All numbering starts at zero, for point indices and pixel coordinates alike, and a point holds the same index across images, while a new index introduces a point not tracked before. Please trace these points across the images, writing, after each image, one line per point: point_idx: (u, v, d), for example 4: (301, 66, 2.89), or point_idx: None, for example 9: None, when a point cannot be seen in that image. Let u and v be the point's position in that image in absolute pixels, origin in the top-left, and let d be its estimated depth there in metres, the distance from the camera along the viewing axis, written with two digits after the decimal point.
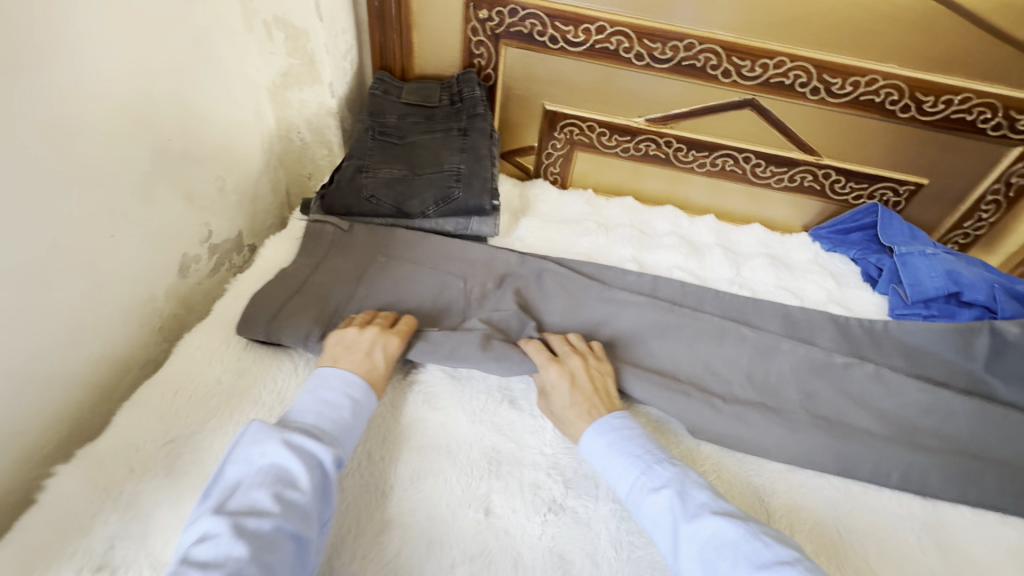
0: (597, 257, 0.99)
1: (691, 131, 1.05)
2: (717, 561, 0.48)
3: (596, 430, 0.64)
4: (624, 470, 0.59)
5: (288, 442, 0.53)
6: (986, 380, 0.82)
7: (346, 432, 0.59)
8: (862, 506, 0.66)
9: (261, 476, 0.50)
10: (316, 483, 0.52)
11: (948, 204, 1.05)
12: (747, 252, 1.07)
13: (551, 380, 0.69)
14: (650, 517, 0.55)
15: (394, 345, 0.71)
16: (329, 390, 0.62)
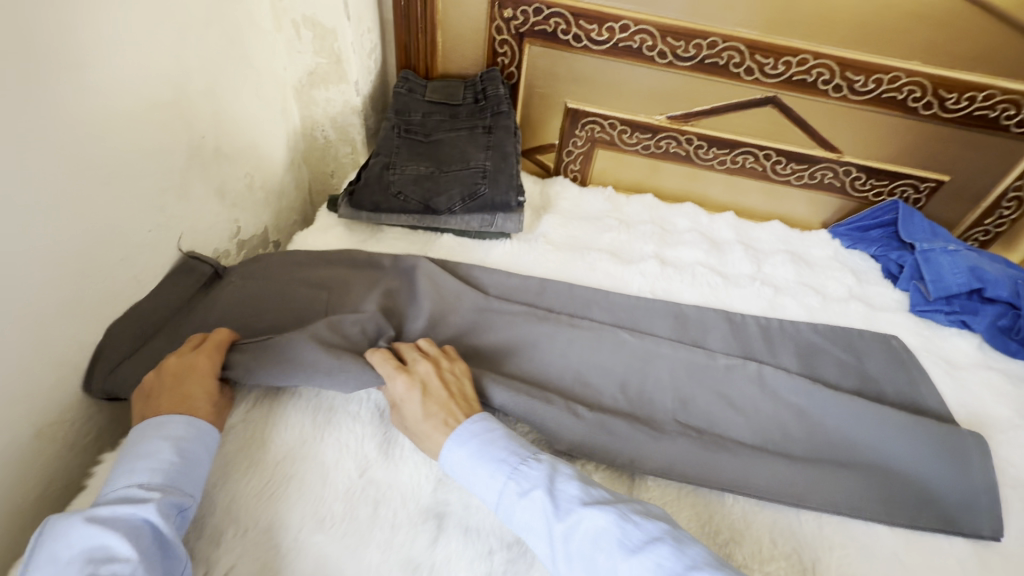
0: (620, 253, 1.01)
1: (713, 129, 1.06)
2: (596, 555, 0.48)
3: (456, 440, 0.60)
4: (490, 478, 0.57)
5: (90, 523, 0.48)
6: (915, 391, 0.82)
7: (182, 476, 0.55)
8: (890, 498, 0.68)
9: (69, 567, 0.45)
10: (143, 544, 0.48)
11: (969, 201, 1.06)
12: (767, 249, 1.08)
13: (403, 396, 0.65)
14: (524, 525, 0.54)
15: (207, 362, 0.65)
16: (143, 441, 0.56)
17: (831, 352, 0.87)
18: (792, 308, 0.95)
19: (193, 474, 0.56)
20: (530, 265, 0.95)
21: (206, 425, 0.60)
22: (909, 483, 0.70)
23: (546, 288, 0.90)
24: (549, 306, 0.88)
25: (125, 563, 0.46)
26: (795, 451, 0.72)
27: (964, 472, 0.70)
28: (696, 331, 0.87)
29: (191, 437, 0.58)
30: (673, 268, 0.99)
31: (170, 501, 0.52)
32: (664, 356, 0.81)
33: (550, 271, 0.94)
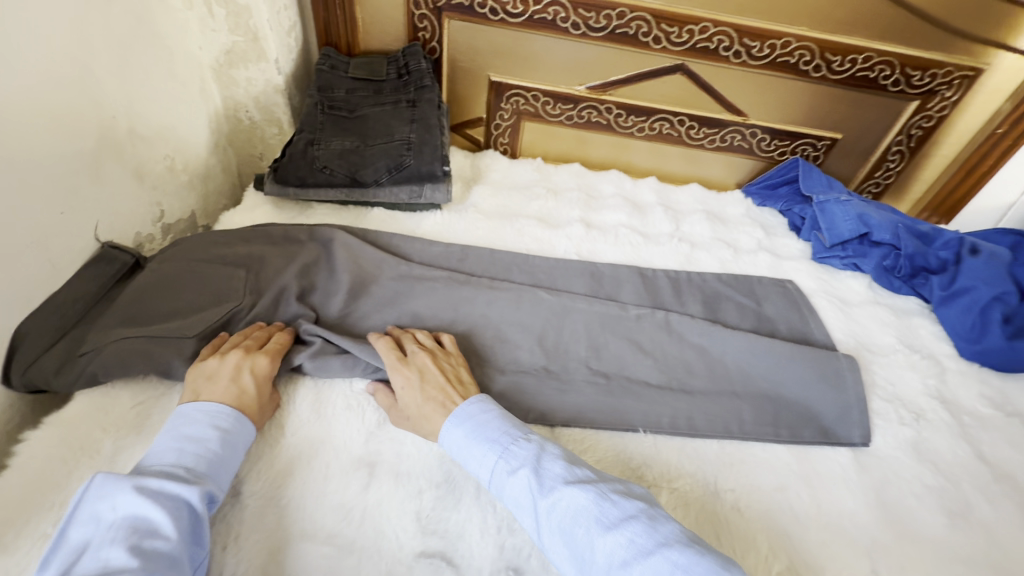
0: (548, 220, 1.06)
1: (629, 97, 1.12)
2: (574, 530, 0.51)
3: (453, 421, 0.63)
4: (481, 458, 0.59)
5: (139, 492, 0.50)
6: (805, 326, 0.92)
7: (220, 464, 0.57)
8: (781, 417, 0.77)
9: (112, 533, 0.47)
10: (181, 525, 0.50)
11: (860, 156, 1.16)
12: (685, 209, 1.15)
13: (400, 388, 0.67)
14: (512, 500, 0.56)
15: (267, 360, 0.68)
16: (190, 425, 0.59)
17: (732, 297, 0.95)
18: (706, 261, 1.03)
19: (228, 466, 0.58)
20: (460, 233, 0.99)
21: (251, 425, 0.62)
22: (799, 403, 0.79)
23: (475, 254, 0.94)
24: (479, 270, 0.92)
25: (166, 541, 0.48)
26: (696, 388, 0.79)
27: (839, 389, 0.80)
28: (615, 284, 0.94)
29: (234, 431, 0.60)
30: (598, 230, 1.05)
31: (209, 488, 0.54)
32: (580, 312, 0.87)
33: (479, 238, 0.98)
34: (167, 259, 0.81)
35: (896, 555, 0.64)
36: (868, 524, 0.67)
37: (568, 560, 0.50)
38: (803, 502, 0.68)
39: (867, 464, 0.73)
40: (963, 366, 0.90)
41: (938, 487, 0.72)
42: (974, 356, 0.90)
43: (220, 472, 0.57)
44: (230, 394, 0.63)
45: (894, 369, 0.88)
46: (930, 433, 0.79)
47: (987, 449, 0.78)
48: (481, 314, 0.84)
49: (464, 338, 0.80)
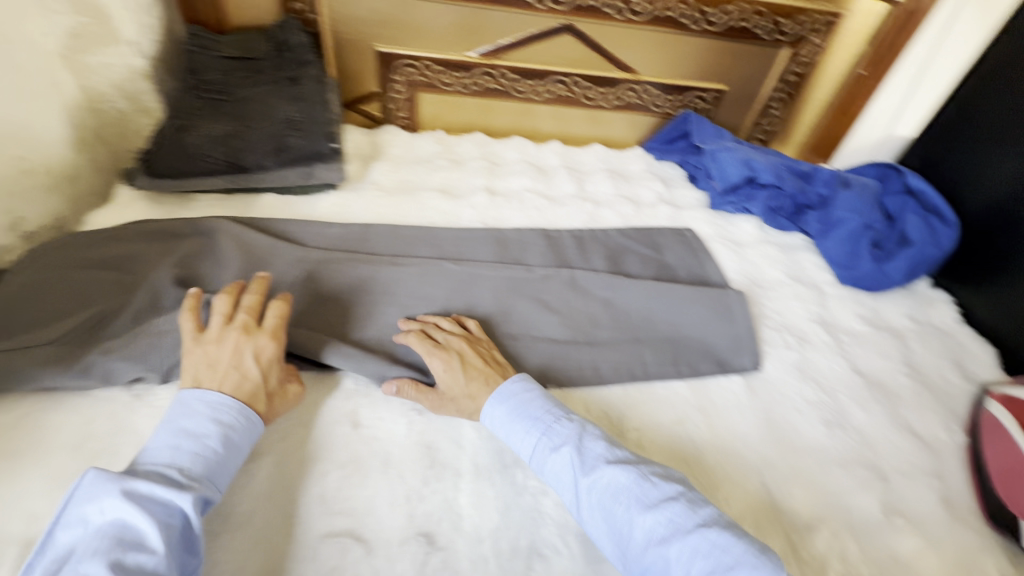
0: (452, 191, 1.04)
1: (522, 62, 1.11)
2: (614, 506, 0.54)
3: (497, 399, 0.65)
4: (524, 434, 0.62)
5: (129, 495, 0.47)
6: (703, 270, 0.96)
7: (217, 467, 0.54)
8: (681, 357, 0.81)
9: (98, 542, 0.44)
10: (171, 537, 0.47)
11: (746, 104, 1.23)
12: (589, 170, 1.17)
13: (440, 372, 0.68)
14: (553, 475, 0.59)
15: (271, 343, 0.64)
16: (190, 419, 0.55)
17: (635, 249, 0.98)
18: (609, 218, 1.05)
19: (224, 469, 0.54)
20: (359, 212, 0.95)
21: (256, 418, 0.59)
22: (698, 341, 0.83)
23: (376, 231, 0.91)
24: (381, 247, 0.89)
25: (154, 554, 0.44)
26: (602, 339, 0.82)
27: (731, 323, 0.85)
28: (521, 248, 0.94)
29: (237, 429, 0.57)
30: (502, 197, 1.05)
31: (202, 494, 0.51)
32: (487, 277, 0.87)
33: (380, 215, 0.96)
34: (21, 267, 0.73)
35: (780, 466, 0.70)
36: (756, 443, 0.72)
37: (606, 534, 0.54)
38: (699, 432, 0.72)
39: (757, 389, 0.79)
40: (841, 291, 0.98)
41: (818, 400, 0.79)
42: (850, 281, 0.98)
43: (216, 475, 0.54)
44: (238, 384, 0.59)
45: (783, 302, 0.94)
46: (813, 354, 0.86)
47: (861, 362, 0.86)
48: (383, 291, 0.82)
49: (367, 318, 0.78)
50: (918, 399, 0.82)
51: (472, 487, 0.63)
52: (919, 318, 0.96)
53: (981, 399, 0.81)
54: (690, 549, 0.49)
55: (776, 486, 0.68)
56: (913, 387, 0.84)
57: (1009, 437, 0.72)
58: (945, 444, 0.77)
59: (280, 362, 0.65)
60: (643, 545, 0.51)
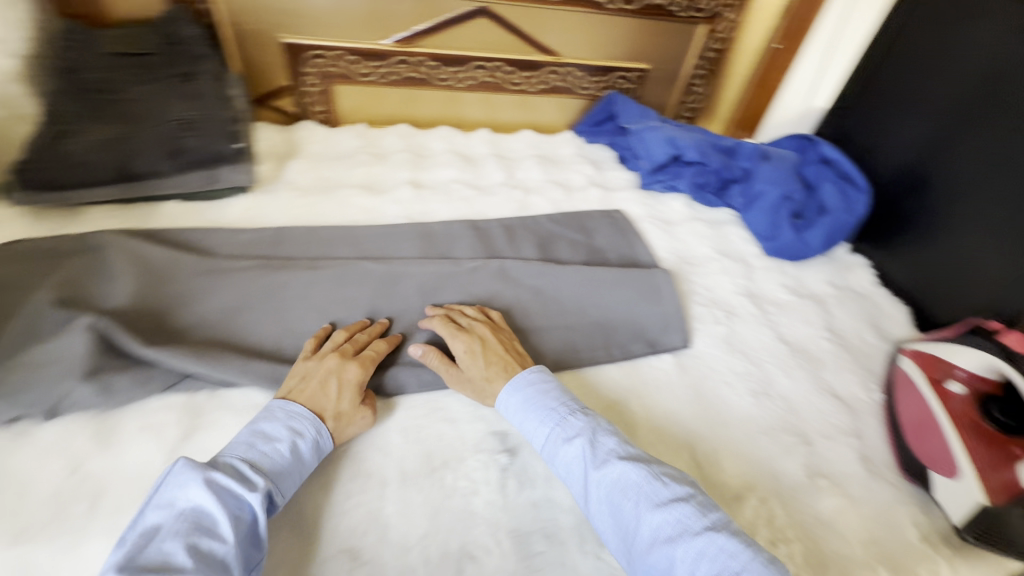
0: (375, 187, 1.00)
1: (439, 48, 1.08)
2: (622, 502, 0.53)
3: (512, 387, 0.65)
4: (539, 424, 0.61)
5: (209, 484, 0.49)
6: (633, 250, 0.97)
7: (287, 472, 0.55)
8: (613, 340, 0.81)
9: (179, 524, 0.46)
10: (240, 532, 0.48)
11: (669, 83, 1.24)
12: (518, 157, 1.15)
13: (463, 355, 0.70)
14: (565, 466, 0.58)
15: (358, 369, 0.66)
16: (269, 421, 0.57)
17: (565, 235, 0.97)
18: (540, 205, 1.04)
19: (295, 474, 0.56)
20: (273, 215, 0.90)
21: (327, 435, 0.60)
22: (629, 323, 0.84)
23: (291, 234, 0.86)
24: (297, 251, 0.85)
25: (224, 543, 0.46)
26: (532, 329, 0.81)
27: (659, 302, 0.85)
28: (448, 241, 0.92)
29: (306, 438, 0.58)
30: (428, 190, 1.01)
31: (273, 492, 0.53)
32: (412, 274, 0.83)
33: (297, 217, 0.91)
34: None
35: (710, 440, 0.71)
36: (686, 419, 0.73)
37: (612, 529, 0.53)
38: (630, 415, 0.72)
39: (687, 365, 0.80)
40: (767, 262, 1.01)
41: (745, 371, 0.81)
42: (774, 252, 1.01)
43: (287, 478, 0.55)
44: (318, 397, 0.62)
45: (711, 277, 0.96)
46: (742, 327, 0.88)
47: (786, 330, 0.89)
48: (300, 297, 0.78)
49: (283, 326, 0.74)
50: (839, 361, 0.85)
51: (399, 493, 0.61)
52: (839, 283, 0.99)
53: (895, 355, 0.85)
54: (697, 551, 0.47)
55: (706, 459, 0.69)
56: (834, 350, 0.87)
57: (916, 389, 0.75)
58: (863, 402, 0.80)
59: (362, 387, 0.66)
60: (648, 544, 0.50)
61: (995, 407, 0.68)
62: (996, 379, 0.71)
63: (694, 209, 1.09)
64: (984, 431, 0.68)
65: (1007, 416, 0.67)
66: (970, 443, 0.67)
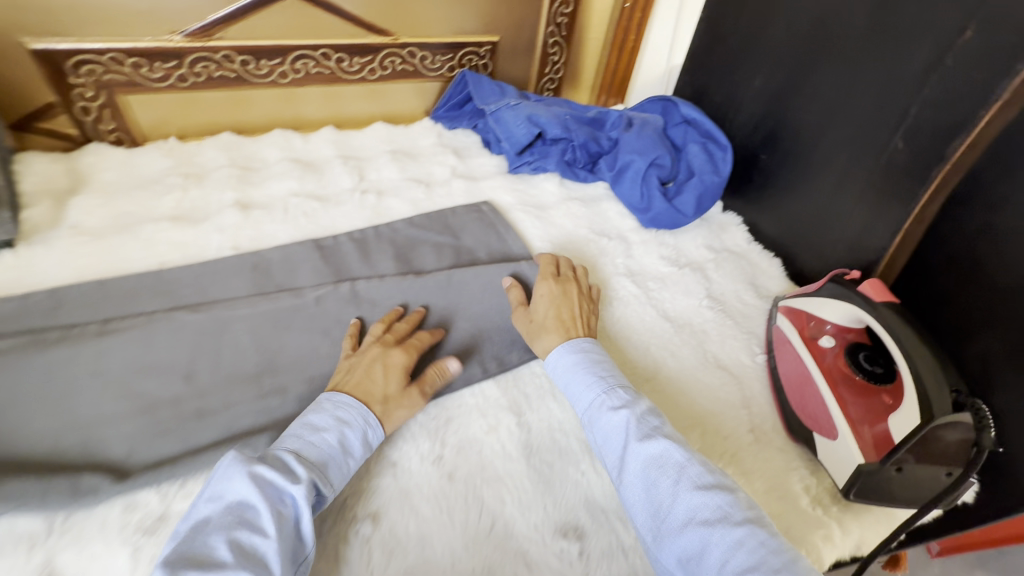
0: (189, 216, 0.83)
1: (247, 39, 0.91)
2: (658, 478, 0.52)
3: (569, 346, 0.66)
4: (585, 388, 0.61)
5: (254, 478, 0.48)
6: (507, 244, 0.88)
7: (334, 463, 0.54)
8: (491, 352, 0.74)
9: (223, 518, 0.46)
10: (284, 525, 0.47)
11: (524, 55, 1.16)
12: (370, 155, 1.02)
13: (542, 298, 0.73)
14: (603, 433, 0.58)
15: (403, 356, 0.64)
16: (317, 413, 0.56)
17: (428, 239, 0.87)
18: (398, 208, 0.92)
19: (344, 464, 0.54)
20: (47, 272, 0.71)
21: (374, 425, 0.58)
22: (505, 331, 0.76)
23: (73, 294, 0.69)
24: (83, 314, 0.67)
25: (265, 539, 0.45)
26: None
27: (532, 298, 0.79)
28: (287, 269, 0.78)
29: (354, 427, 0.56)
30: (259, 210, 0.86)
31: (318, 484, 0.51)
32: (241, 317, 0.69)
33: (85, 269, 0.73)
34: None
35: None
36: (572, 428, 0.67)
37: (641, 504, 0.52)
38: (513, 437, 0.65)
39: None
40: (644, 235, 0.97)
41: (631, 360, 0.76)
42: (650, 223, 0.97)
43: (335, 469, 0.53)
44: (364, 387, 0.60)
45: (591, 261, 0.90)
46: (625, 311, 0.84)
47: (668, 305, 0.86)
48: (87, 375, 0.61)
49: (66, 415, 0.58)
50: (721, 329, 0.84)
51: None
52: (716, 246, 0.98)
53: (772, 311, 0.84)
54: (733, 539, 0.46)
55: (598, 469, 0.64)
56: (716, 318, 0.85)
57: (792, 345, 0.75)
58: (748, 368, 0.79)
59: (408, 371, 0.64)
60: (682, 523, 0.49)
61: (863, 356, 0.69)
62: (860, 327, 0.71)
63: (568, 187, 1.03)
64: (855, 383, 0.68)
65: (876, 364, 0.67)
66: (845, 399, 0.66)
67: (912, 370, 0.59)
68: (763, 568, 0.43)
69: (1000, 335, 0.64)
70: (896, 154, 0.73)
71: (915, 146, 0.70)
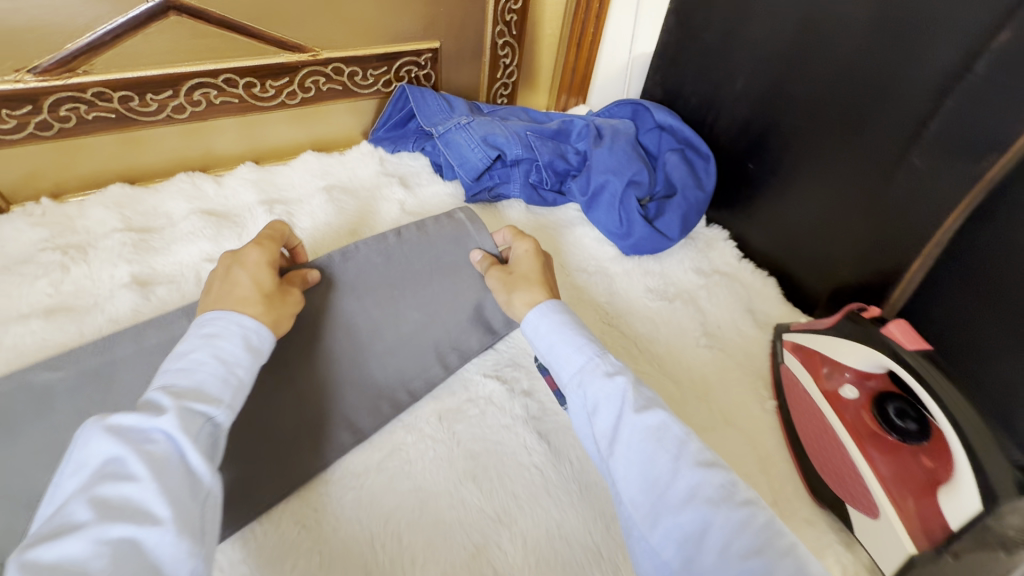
0: (72, 306, 0.66)
1: (122, 70, 0.73)
2: (657, 452, 0.44)
3: (556, 304, 0.57)
4: (575, 349, 0.52)
5: (106, 429, 0.38)
6: None
7: (214, 380, 0.44)
8: (470, 442, 0.62)
9: (82, 484, 0.36)
10: (160, 461, 0.37)
11: (472, 60, 1.01)
12: (301, 195, 0.86)
13: (523, 253, 0.65)
14: (593, 397, 0.49)
15: (258, 251, 0.57)
16: (179, 342, 0.46)
17: None
18: None
19: (230, 377, 0.45)
20: None
21: (254, 324, 0.49)
22: (485, 412, 0.65)
23: None
24: None
25: (135, 482, 0.36)
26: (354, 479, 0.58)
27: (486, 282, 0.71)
28: None
29: (227, 338, 0.46)
30: (163, 286, 0.70)
31: (197, 406, 0.41)
32: None
33: None
34: None
35: (608, 553, 0.56)
36: (576, 533, 0.57)
37: (634, 481, 0.44)
38: (506, 556, 0.54)
39: (560, 449, 0.63)
40: (626, 264, 0.86)
41: None
42: (631, 250, 0.86)
43: (221, 386, 0.44)
44: (227, 294, 0.51)
45: (575, 305, 0.79)
46: None
47: (663, 350, 0.76)
48: None
49: None
50: (724, 373, 0.74)
51: None
52: (705, 268, 0.88)
53: (776, 346, 0.76)
54: (739, 520, 0.39)
55: None
56: (717, 360, 0.76)
57: (808, 391, 0.67)
58: (758, 420, 0.70)
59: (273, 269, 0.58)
60: (683, 499, 0.42)
61: (893, 408, 0.60)
62: (882, 373, 0.63)
63: (536, 214, 0.90)
64: (883, 439, 0.60)
65: (907, 419, 0.59)
66: (869, 455, 0.59)
67: (947, 417, 0.53)
68: (769, 551, 0.38)
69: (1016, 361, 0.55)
70: (913, 171, 0.64)
71: (936, 165, 0.61)
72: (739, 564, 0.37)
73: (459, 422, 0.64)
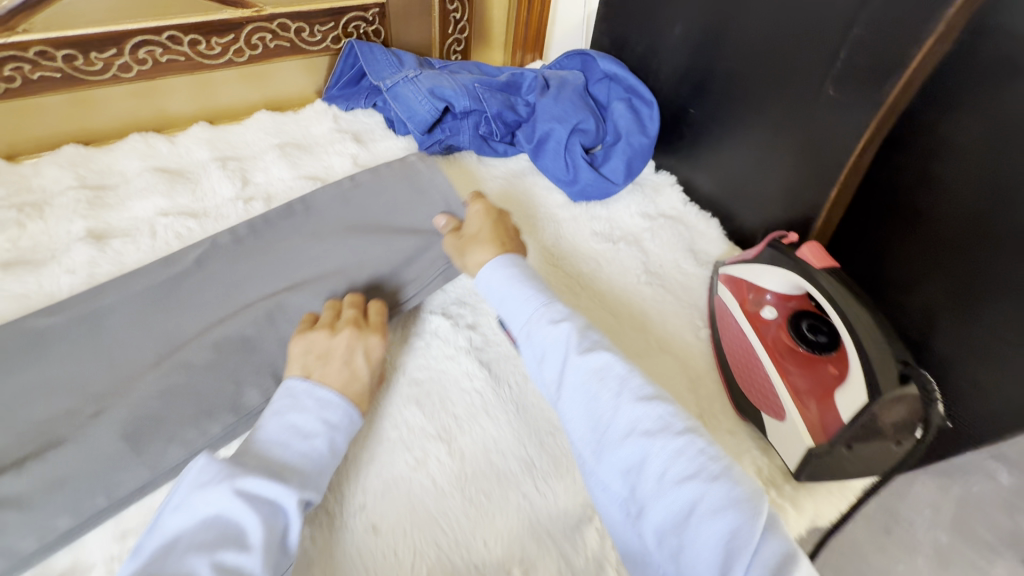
0: (29, 260, 0.69)
1: (62, 28, 0.74)
2: (599, 390, 0.48)
3: (496, 263, 0.61)
4: (523, 301, 0.57)
5: (239, 492, 0.43)
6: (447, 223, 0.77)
7: (322, 467, 0.51)
8: (414, 370, 0.66)
9: (200, 537, 0.41)
10: (272, 539, 0.43)
11: (421, 16, 1.02)
12: (253, 152, 0.88)
13: (477, 214, 0.71)
14: (540, 345, 0.53)
15: (381, 342, 0.62)
16: (300, 414, 0.53)
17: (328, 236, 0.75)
18: None
19: (333, 470, 0.52)
20: None
21: (360, 420, 0.56)
22: (430, 344, 0.69)
23: None
24: None
25: (250, 555, 0.40)
26: None
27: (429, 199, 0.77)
28: (158, 307, 0.65)
29: (342, 431, 0.54)
30: (118, 240, 0.72)
31: (308, 493, 0.48)
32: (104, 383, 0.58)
33: None
34: None
35: (540, 463, 0.61)
36: (510, 444, 0.61)
37: (582, 421, 0.48)
38: (444, 469, 0.59)
39: (500, 375, 0.67)
40: (574, 211, 0.89)
41: None
42: (579, 197, 0.89)
43: (325, 475, 0.51)
44: (344, 380, 0.57)
45: None
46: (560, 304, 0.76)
47: (605, 288, 0.80)
48: None
49: None
50: (662, 307, 0.78)
51: None
52: (651, 212, 0.91)
53: (713, 280, 0.79)
54: (674, 449, 0.43)
55: (536, 493, 0.58)
56: (657, 295, 0.80)
57: (734, 315, 0.72)
58: (692, 347, 0.75)
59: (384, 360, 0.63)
60: (623, 434, 0.45)
61: (807, 324, 0.65)
62: (801, 293, 0.68)
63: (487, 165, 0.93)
64: (798, 354, 0.65)
65: (819, 333, 0.64)
66: (782, 367, 0.64)
67: (850, 332, 0.57)
68: (702, 474, 0.41)
69: (1008, 302, 0.54)
70: (829, 102, 0.67)
71: (847, 94, 0.65)
72: (673, 488, 0.41)
73: (404, 354, 0.67)
